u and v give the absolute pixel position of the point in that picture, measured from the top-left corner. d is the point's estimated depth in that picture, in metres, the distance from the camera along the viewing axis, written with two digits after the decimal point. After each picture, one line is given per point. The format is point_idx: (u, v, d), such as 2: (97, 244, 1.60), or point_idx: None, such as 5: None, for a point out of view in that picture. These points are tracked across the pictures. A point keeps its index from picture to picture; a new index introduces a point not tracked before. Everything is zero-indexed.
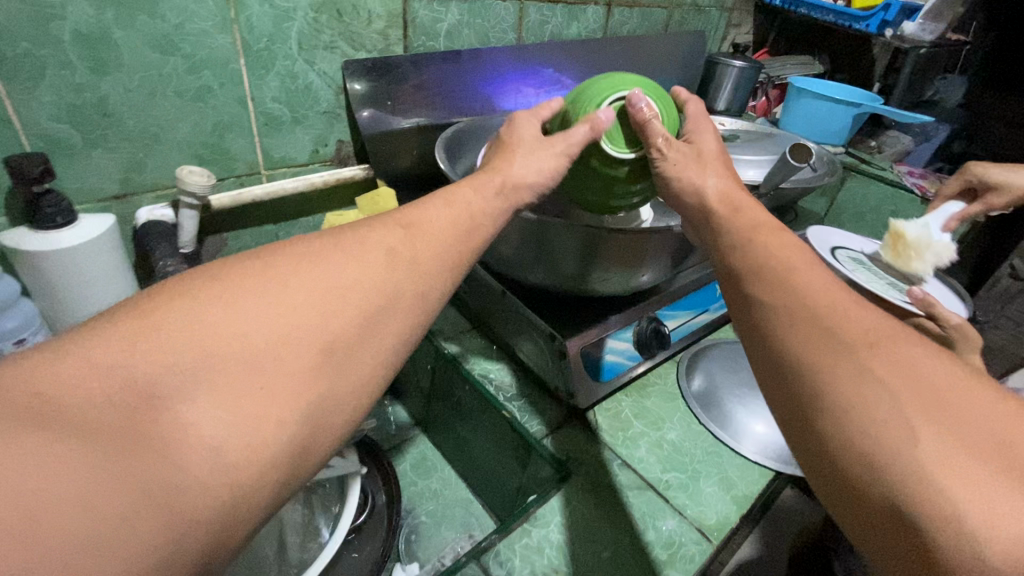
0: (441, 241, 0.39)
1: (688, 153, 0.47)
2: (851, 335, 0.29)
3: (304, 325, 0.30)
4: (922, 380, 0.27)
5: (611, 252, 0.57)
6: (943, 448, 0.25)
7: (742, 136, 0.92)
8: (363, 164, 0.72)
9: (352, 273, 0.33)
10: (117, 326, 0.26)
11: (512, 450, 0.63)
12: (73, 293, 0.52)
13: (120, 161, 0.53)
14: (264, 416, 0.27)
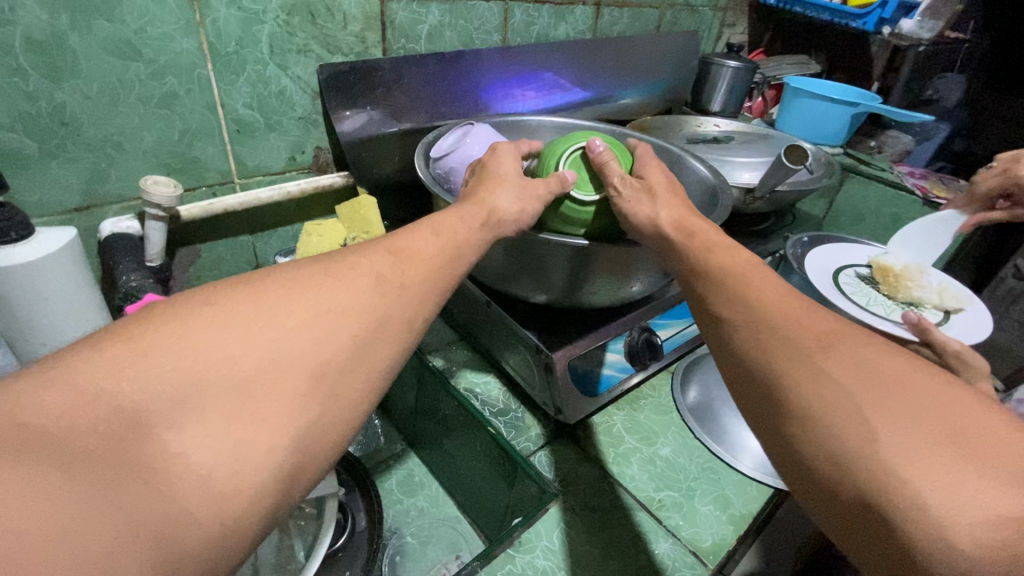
0: (431, 270, 0.37)
1: (638, 187, 0.50)
2: (805, 340, 0.30)
3: (300, 346, 0.28)
4: (878, 378, 0.27)
5: (600, 263, 0.54)
6: (903, 438, 0.25)
7: (737, 137, 0.90)
8: (342, 172, 0.70)
9: (347, 296, 0.31)
10: (103, 350, 0.24)
11: (499, 469, 0.61)
12: (30, 312, 0.49)
13: (81, 171, 0.51)
14: (256, 444, 0.25)
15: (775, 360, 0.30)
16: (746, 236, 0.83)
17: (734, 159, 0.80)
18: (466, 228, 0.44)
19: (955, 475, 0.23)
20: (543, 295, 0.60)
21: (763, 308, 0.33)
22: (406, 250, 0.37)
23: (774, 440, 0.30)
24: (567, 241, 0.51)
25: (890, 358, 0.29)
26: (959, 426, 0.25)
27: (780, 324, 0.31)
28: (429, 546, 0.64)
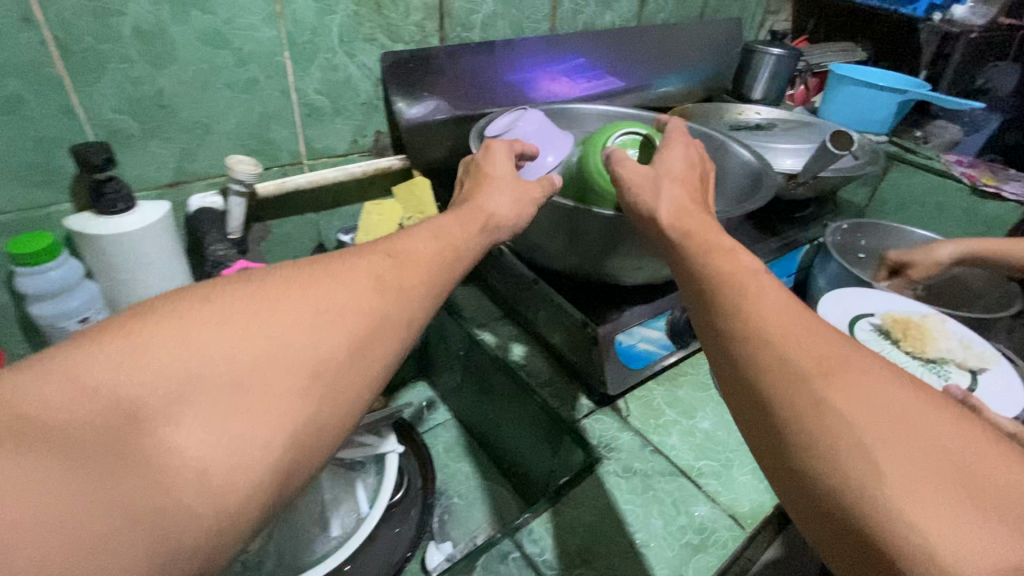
0: (427, 271, 0.39)
1: (646, 173, 0.49)
2: (804, 364, 0.31)
3: (295, 347, 0.30)
4: (878, 408, 0.29)
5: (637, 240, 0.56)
6: (904, 474, 0.27)
7: (780, 125, 0.90)
8: (399, 154, 0.73)
9: (346, 297, 0.33)
10: (103, 345, 0.26)
11: (544, 435, 0.65)
12: (132, 275, 0.55)
13: (174, 151, 0.56)
14: (253, 439, 0.27)
15: (759, 381, 0.32)
16: (785, 220, 0.83)
17: (776, 145, 0.81)
18: (464, 231, 0.45)
19: (957, 518, 0.25)
20: (597, 273, 0.63)
21: (773, 314, 0.34)
22: (406, 254, 0.39)
23: (772, 458, 0.31)
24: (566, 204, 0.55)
25: (885, 387, 0.30)
26: (958, 470, 0.27)
27: (784, 337, 0.32)
28: (477, 509, 0.69)
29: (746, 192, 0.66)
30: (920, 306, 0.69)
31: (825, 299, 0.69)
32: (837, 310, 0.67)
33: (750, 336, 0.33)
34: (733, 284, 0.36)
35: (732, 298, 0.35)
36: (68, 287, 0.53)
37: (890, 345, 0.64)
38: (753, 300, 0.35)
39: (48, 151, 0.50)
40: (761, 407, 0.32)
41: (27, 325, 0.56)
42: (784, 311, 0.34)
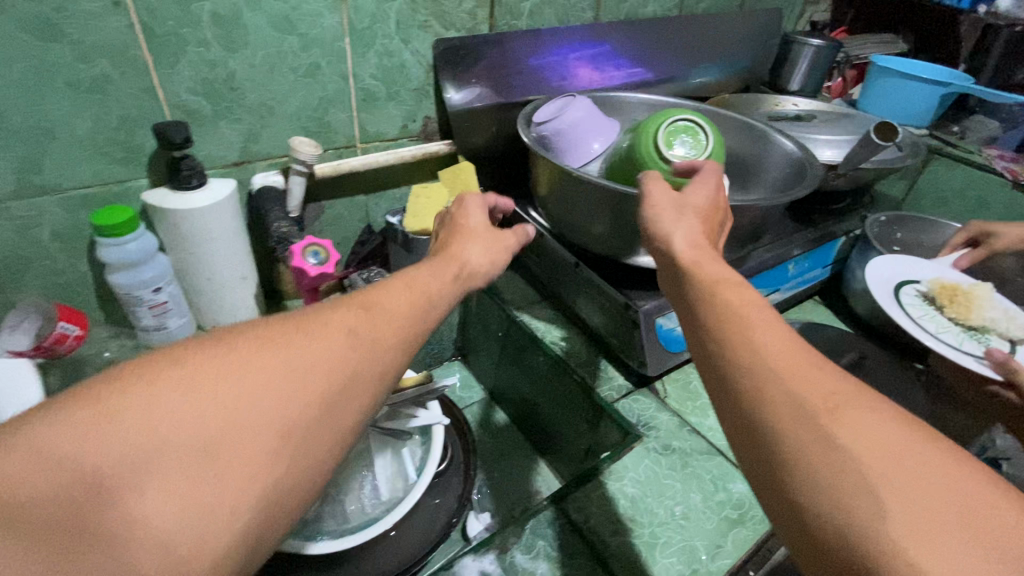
0: (404, 319, 0.38)
1: (671, 203, 0.47)
2: (812, 400, 0.31)
3: (263, 408, 0.30)
4: (885, 449, 0.29)
5: None
6: (908, 517, 0.27)
7: (820, 116, 0.90)
8: (446, 140, 0.76)
9: (319, 353, 0.33)
10: (68, 414, 0.27)
11: (581, 413, 0.67)
12: (202, 249, 0.58)
13: (241, 132, 0.59)
14: (220, 505, 0.27)
15: (768, 415, 0.31)
16: (823, 212, 0.84)
17: (816, 136, 0.81)
18: (437, 281, 0.44)
19: (964, 558, 0.25)
20: (646, 256, 0.64)
21: (779, 348, 0.33)
22: (383, 304, 0.38)
23: (771, 491, 0.31)
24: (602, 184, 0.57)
25: (886, 428, 0.30)
26: (961, 512, 0.27)
27: (790, 373, 0.32)
28: (514, 482, 0.73)
29: (789, 182, 0.67)
30: (960, 278, 0.72)
31: (869, 270, 0.70)
32: (881, 279, 0.69)
33: (760, 370, 0.32)
34: (740, 318, 0.35)
35: (735, 335, 0.34)
36: (144, 258, 0.56)
37: (932, 310, 0.65)
38: (758, 335, 0.34)
39: (130, 129, 0.53)
40: (765, 436, 0.31)
41: (104, 295, 0.60)
42: (789, 351, 0.33)
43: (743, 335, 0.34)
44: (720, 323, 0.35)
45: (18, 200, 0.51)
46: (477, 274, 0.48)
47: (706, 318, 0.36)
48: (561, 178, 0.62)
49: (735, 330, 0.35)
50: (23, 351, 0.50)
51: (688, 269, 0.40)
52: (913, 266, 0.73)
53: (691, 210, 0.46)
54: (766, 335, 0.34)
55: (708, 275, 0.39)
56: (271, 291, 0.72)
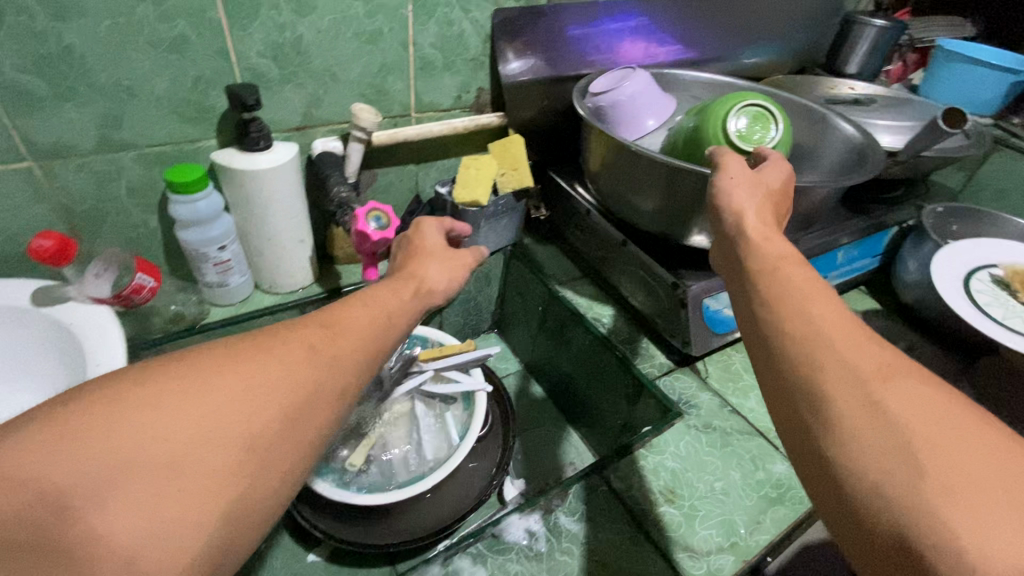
0: (368, 333, 0.38)
1: (749, 177, 0.46)
2: (864, 369, 0.31)
3: (229, 420, 0.29)
4: (931, 416, 0.29)
5: None
6: (949, 482, 0.26)
7: (879, 100, 0.88)
8: (497, 112, 0.76)
9: (282, 368, 0.32)
10: (28, 435, 0.26)
11: (621, 388, 0.67)
12: (265, 209, 0.60)
13: (304, 96, 0.61)
14: (185, 520, 0.27)
15: (814, 383, 0.31)
16: (877, 199, 0.82)
17: (874, 121, 0.79)
18: (396, 298, 0.43)
19: (1006, 526, 0.25)
20: (697, 236, 0.64)
21: (832, 323, 0.33)
22: (346, 319, 0.37)
23: (811, 456, 0.31)
24: (659, 158, 0.56)
25: (936, 399, 0.29)
26: (1010, 481, 0.26)
27: (838, 346, 0.32)
28: (547, 451, 0.76)
29: (847, 168, 0.65)
30: None
31: (946, 250, 0.73)
32: (959, 260, 0.73)
33: (807, 341, 0.33)
34: (801, 300, 0.35)
35: (791, 309, 0.34)
36: (210, 217, 0.58)
37: (1004, 296, 0.70)
38: (814, 312, 0.34)
39: (203, 90, 0.55)
40: (808, 400, 0.31)
41: (171, 250, 0.63)
42: (844, 325, 0.33)
43: (795, 314, 0.34)
44: (772, 297, 0.36)
45: (99, 154, 0.53)
46: (435, 292, 0.47)
47: (760, 289, 0.37)
48: (614, 154, 0.63)
49: (782, 309, 0.35)
50: (104, 298, 0.53)
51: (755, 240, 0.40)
52: (985, 247, 0.76)
53: (763, 187, 0.46)
54: (820, 314, 0.34)
55: (767, 261, 0.38)
56: (322, 255, 0.74)
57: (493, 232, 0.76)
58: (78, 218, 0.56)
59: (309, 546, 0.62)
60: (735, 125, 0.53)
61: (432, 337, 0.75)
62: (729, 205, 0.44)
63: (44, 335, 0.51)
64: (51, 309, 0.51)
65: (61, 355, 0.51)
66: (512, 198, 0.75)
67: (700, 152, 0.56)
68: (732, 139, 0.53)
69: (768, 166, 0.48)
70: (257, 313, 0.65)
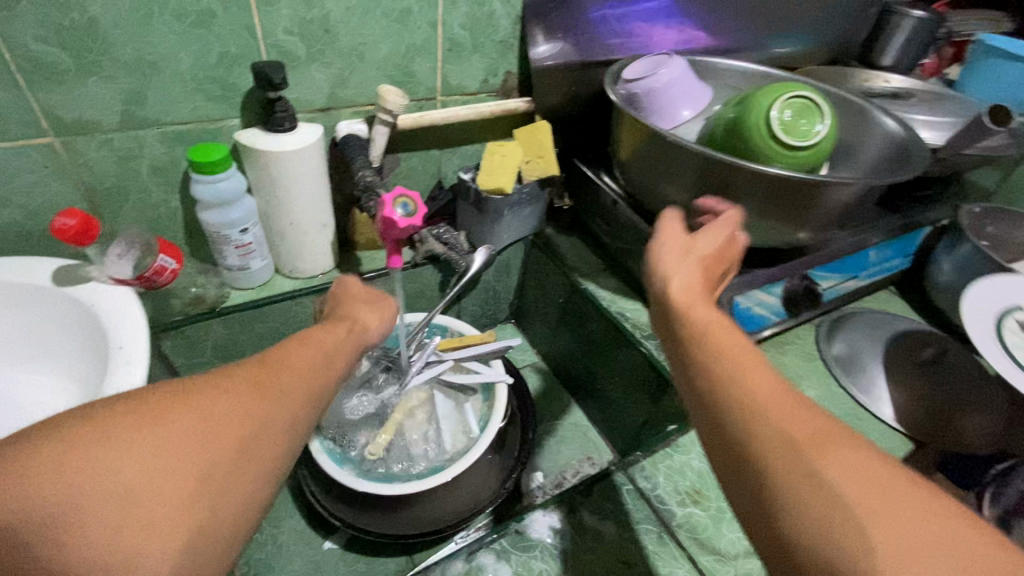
0: (312, 370, 0.38)
1: (681, 243, 0.45)
2: (799, 439, 0.30)
3: (177, 456, 0.29)
4: (866, 482, 0.28)
5: (768, 207, 0.56)
6: (894, 555, 0.26)
7: (918, 94, 0.85)
8: (524, 96, 0.74)
9: (234, 404, 0.32)
10: None
11: (644, 385, 0.66)
12: (288, 191, 0.59)
13: (330, 76, 0.59)
14: (132, 560, 0.26)
15: (756, 450, 0.31)
16: (916, 198, 0.78)
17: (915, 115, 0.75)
18: (335, 335, 0.43)
19: None
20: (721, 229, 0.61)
21: (767, 390, 0.33)
22: (288, 358, 0.37)
23: (765, 530, 0.29)
24: (697, 150, 0.55)
25: (870, 463, 0.29)
26: (946, 550, 0.26)
27: (774, 411, 0.32)
28: (565, 445, 0.76)
29: (887, 166, 0.62)
30: None
31: (989, 279, 0.58)
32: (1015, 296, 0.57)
33: (746, 409, 0.32)
34: (730, 365, 0.34)
35: (724, 374, 0.34)
36: (233, 199, 0.57)
37: None
38: (750, 380, 0.33)
39: (229, 67, 0.53)
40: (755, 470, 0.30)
41: (191, 231, 0.62)
42: (778, 391, 0.33)
43: (732, 383, 0.34)
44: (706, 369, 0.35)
45: (121, 132, 0.52)
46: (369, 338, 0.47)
47: (693, 357, 0.36)
48: (647, 144, 0.61)
49: (718, 378, 0.34)
50: (126, 279, 0.52)
51: (682, 310, 0.39)
52: None
53: (696, 258, 0.44)
54: (756, 383, 0.33)
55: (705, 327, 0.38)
56: (343, 240, 0.73)
57: (516, 221, 0.75)
58: (98, 196, 0.55)
59: (325, 533, 0.61)
60: (777, 119, 0.51)
61: (452, 327, 0.74)
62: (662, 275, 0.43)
63: (64, 315, 0.50)
64: (72, 289, 0.50)
65: (80, 336, 0.50)
66: (537, 186, 0.74)
67: (738, 145, 0.55)
68: (774, 133, 0.51)
69: (705, 232, 0.46)
70: (280, 297, 0.64)
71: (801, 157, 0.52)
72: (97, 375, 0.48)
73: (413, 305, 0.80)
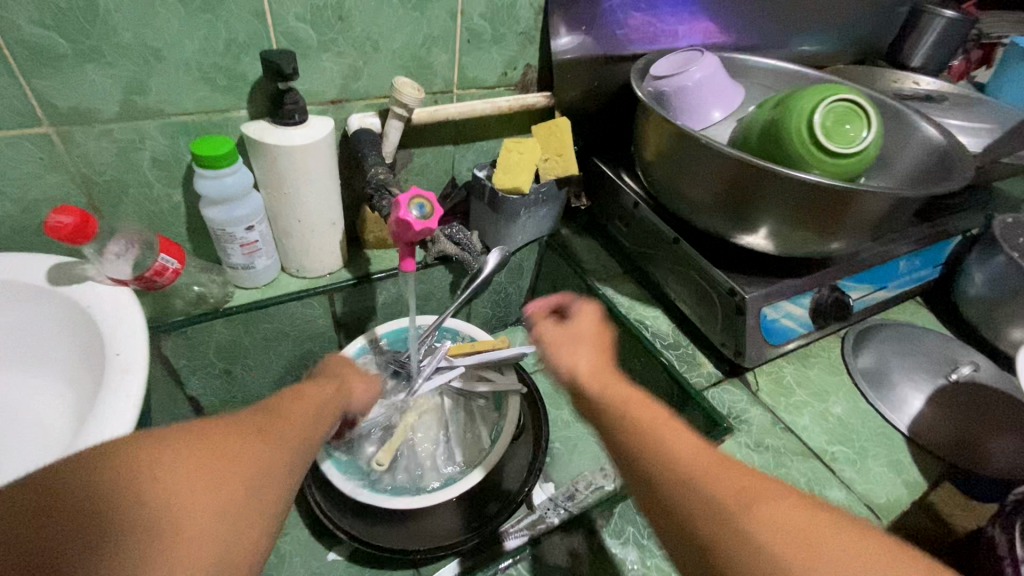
0: (308, 417, 0.38)
1: (568, 334, 0.46)
2: (721, 496, 0.31)
3: (209, 495, 0.27)
4: (792, 533, 0.29)
5: (803, 217, 0.53)
6: None
7: (951, 98, 0.81)
8: (544, 92, 0.70)
9: (246, 445, 0.31)
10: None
11: (663, 397, 0.64)
12: (296, 188, 0.56)
13: (343, 66, 0.56)
14: None
15: (693, 525, 0.31)
16: (948, 206, 0.75)
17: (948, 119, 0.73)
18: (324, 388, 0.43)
19: None
20: (750, 238, 0.58)
21: (685, 448, 0.34)
22: (288, 406, 0.37)
23: None
24: (729, 153, 0.51)
25: (789, 508, 0.30)
26: None
27: (695, 472, 0.32)
28: (576, 455, 0.73)
29: (925, 177, 0.59)
30: None
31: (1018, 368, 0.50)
32: None
33: (673, 478, 0.33)
34: (640, 432, 0.35)
35: (634, 443, 0.35)
36: (238, 196, 0.54)
37: None
38: (661, 442, 0.34)
39: (236, 55, 0.50)
40: (704, 547, 0.30)
41: (194, 227, 0.59)
42: (695, 451, 0.34)
43: (648, 452, 0.34)
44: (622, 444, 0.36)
45: (121, 122, 0.49)
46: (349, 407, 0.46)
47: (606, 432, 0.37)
48: (673, 145, 0.58)
49: (637, 449, 0.35)
50: (124, 280, 0.49)
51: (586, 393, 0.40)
52: None
53: (581, 343, 0.45)
54: (672, 442, 0.34)
55: (614, 397, 0.38)
56: (351, 238, 0.70)
57: (531, 222, 0.72)
58: (97, 190, 0.52)
59: (330, 544, 0.59)
60: (819, 122, 0.48)
61: (464, 331, 0.71)
62: (562, 377, 0.43)
63: (59, 316, 0.48)
64: (68, 289, 0.47)
65: (76, 339, 0.47)
66: (554, 185, 0.70)
67: (775, 150, 0.52)
68: (819, 134, 0.48)
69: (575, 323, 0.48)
70: (287, 298, 0.62)
71: (840, 165, 0.49)
72: (93, 381, 0.45)
73: (422, 307, 0.77)
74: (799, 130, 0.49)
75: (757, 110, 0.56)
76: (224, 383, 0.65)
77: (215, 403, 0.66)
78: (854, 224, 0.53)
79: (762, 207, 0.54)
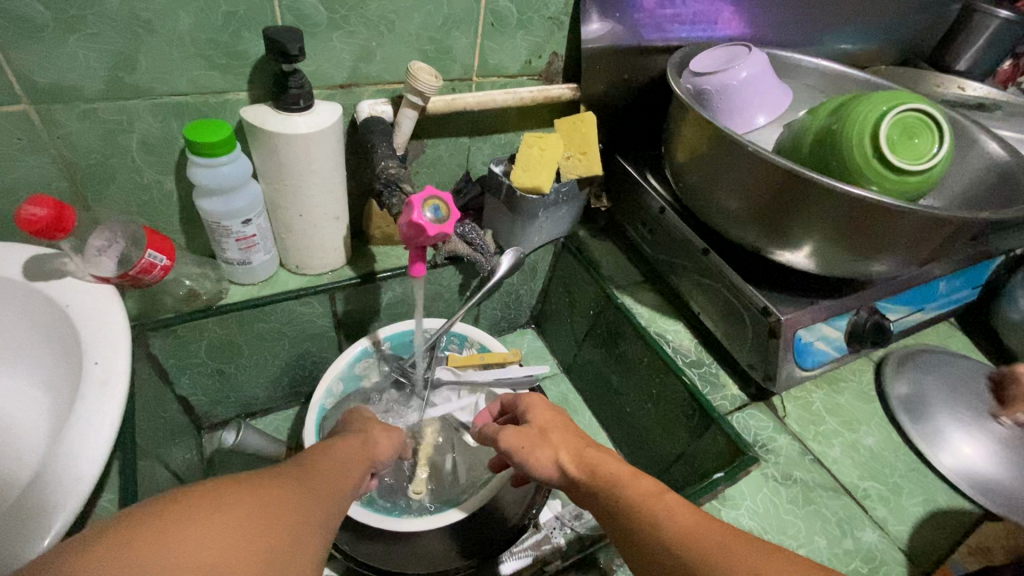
0: (336, 487, 0.35)
1: (532, 432, 0.46)
2: None
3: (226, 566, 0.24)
4: None
5: (854, 237, 0.48)
6: None
7: (1005, 106, 0.75)
8: (570, 83, 0.65)
9: (286, 497, 0.30)
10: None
11: (682, 417, 0.60)
12: (298, 179, 0.51)
13: (354, 47, 0.51)
14: None
15: None
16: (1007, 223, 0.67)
17: (1002, 131, 0.70)
18: (354, 451, 0.40)
19: None
20: (787, 254, 0.54)
21: (680, 520, 0.34)
22: (314, 470, 0.35)
23: None
24: (777, 161, 0.46)
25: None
26: None
27: (693, 540, 0.32)
28: None
29: (984, 196, 0.54)
30: None
31: None
32: None
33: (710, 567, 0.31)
34: (657, 514, 0.35)
35: (644, 529, 0.34)
36: (235, 185, 0.49)
37: None
38: (685, 525, 0.33)
39: (236, 30, 0.45)
40: None
41: (187, 217, 0.55)
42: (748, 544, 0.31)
43: (649, 527, 0.34)
44: (621, 525, 0.36)
45: (107, 101, 0.44)
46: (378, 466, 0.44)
47: (610, 520, 0.37)
48: (712, 147, 0.52)
49: (656, 525, 0.34)
50: (109, 277, 0.45)
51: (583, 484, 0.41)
52: None
53: (548, 432, 0.45)
54: (666, 516, 0.34)
55: (607, 480, 0.39)
56: (355, 233, 0.66)
57: (549, 222, 0.68)
58: (81, 174, 0.48)
59: None
60: (885, 130, 0.44)
61: (473, 336, 0.67)
62: (548, 479, 0.43)
63: (38, 313, 0.43)
64: (45, 284, 0.43)
65: (55, 340, 0.43)
66: (575, 185, 0.65)
67: (830, 162, 0.47)
68: (883, 146, 0.44)
69: (532, 411, 0.48)
70: (286, 297, 0.58)
71: (905, 183, 0.44)
72: (71, 387, 0.41)
73: (428, 307, 0.73)
74: (863, 141, 0.45)
75: (811, 117, 0.51)
76: (217, 383, 0.61)
77: (205, 402, 0.62)
78: (912, 243, 0.47)
79: (807, 225, 0.49)
